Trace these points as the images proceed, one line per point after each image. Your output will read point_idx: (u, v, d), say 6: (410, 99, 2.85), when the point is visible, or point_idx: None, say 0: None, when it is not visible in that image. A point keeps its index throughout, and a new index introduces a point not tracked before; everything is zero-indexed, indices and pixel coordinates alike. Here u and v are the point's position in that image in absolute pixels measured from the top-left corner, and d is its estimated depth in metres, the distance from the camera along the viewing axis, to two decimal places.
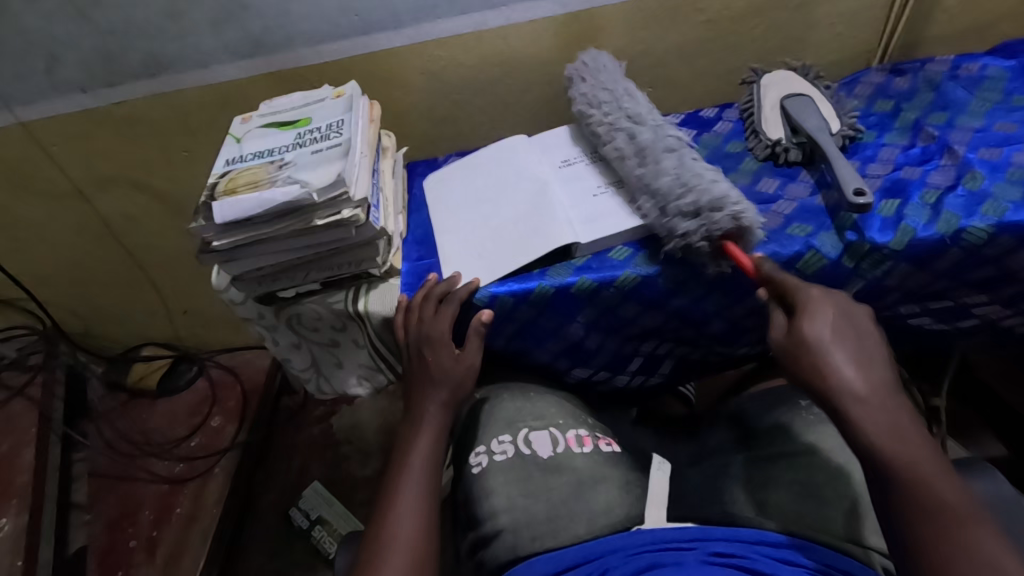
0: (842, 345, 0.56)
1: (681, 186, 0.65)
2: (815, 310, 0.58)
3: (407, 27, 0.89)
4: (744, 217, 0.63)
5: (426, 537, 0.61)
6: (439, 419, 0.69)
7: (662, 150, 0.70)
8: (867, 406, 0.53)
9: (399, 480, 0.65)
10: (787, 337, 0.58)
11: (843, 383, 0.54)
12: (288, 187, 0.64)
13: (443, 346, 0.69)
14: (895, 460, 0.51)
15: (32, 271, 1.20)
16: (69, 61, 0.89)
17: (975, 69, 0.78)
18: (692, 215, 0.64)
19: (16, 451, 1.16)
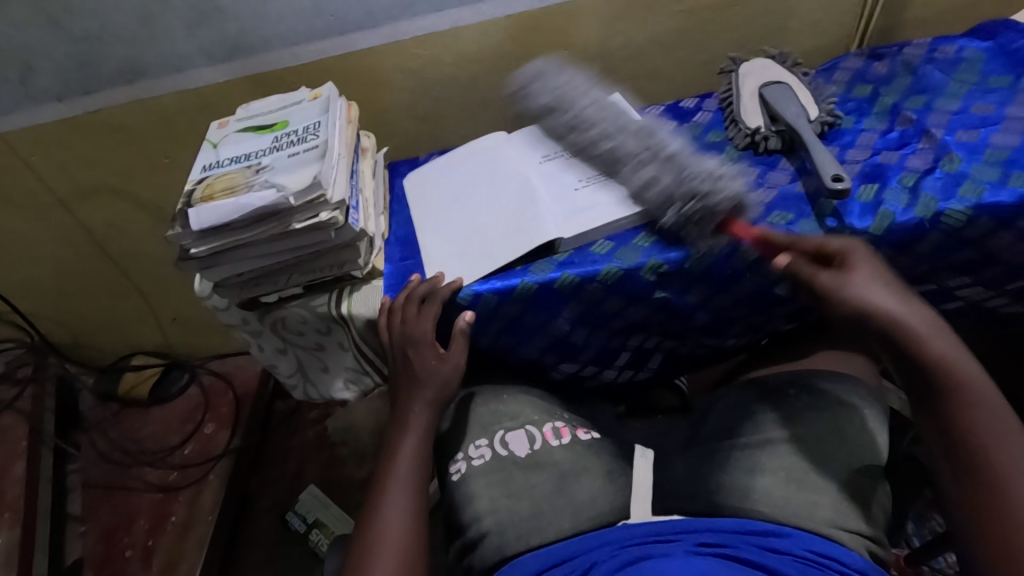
0: (884, 282, 0.59)
1: (684, 166, 0.68)
2: (858, 250, 0.61)
3: (384, 26, 0.88)
4: (736, 197, 0.65)
5: (415, 538, 0.61)
6: (424, 419, 0.69)
7: (653, 138, 0.73)
8: (928, 329, 0.57)
9: (387, 481, 0.65)
10: (851, 280, 0.59)
11: (906, 311, 0.58)
12: (264, 192, 0.63)
13: (426, 346, 0.69)
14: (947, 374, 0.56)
15: (16, 284, 1.19)
16: (44, 71, 0.88)
17: (952, 50, 0.78)
18: (705, 181, 0.65)
19: (7, 464, 1.16)
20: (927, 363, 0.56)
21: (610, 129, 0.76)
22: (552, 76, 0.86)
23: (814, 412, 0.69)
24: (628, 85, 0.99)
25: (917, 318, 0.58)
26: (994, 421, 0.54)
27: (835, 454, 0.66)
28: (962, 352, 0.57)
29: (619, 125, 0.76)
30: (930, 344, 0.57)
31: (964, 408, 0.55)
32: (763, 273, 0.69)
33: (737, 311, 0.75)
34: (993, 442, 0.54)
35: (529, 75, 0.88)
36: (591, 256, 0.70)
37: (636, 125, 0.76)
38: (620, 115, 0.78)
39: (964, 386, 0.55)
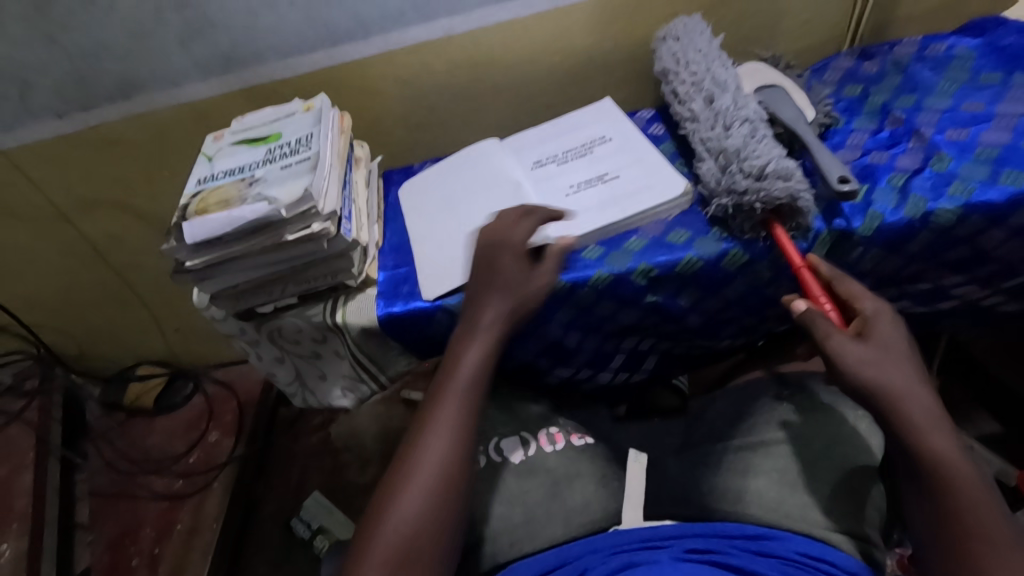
0: (894, 357, 0.55)
1: (752, 153, 0.66)
2: (882, 320, 0.57)
3: (376, 36, 0.89)
4: (799, 198, 0.63)
5: (456, 465, 0.57)
6: (495, 328, 0.62)
7: (739, 117, 0.71)
8: (930, 418, 0.53)
9: (439, 397, 0.60)
10: (863, 350, 0.55)
11: (913, 395, 0.53)
12: (256, 205, 0.64)
13: (515, 253, 0.64)
14: (942, 465, 0.51)
15: (21, 297, 1.21)
16: (43, 88, 0.90)
17: (943, 48, 0.78)
18: (756, 177, 0.64)
19: (15, 476, 1.17)
20: (920, 453, 0.52)
21: (703, 108, 0.75)
22: (698, 36, 0.82)
23: (807, 414, 0.70)
24: (619, 89, 1.00)
25: (921, 405, 0.53)
26: (989, 524, 0.49)
27: (828, 457, 0.66)
28: (961, 450, 0.52)
29: (716, 96, 0.74)
30: (928, 434, 0.52)
31: (953, 503, 0.50)
32: (753, 275, 0.70)
33: (730, 313, 0.75)
34: (979, 546, 0.48)
35: (675, 28, 0.84)
36: (582, 261, 0.70)
37: (726, 99, 0.73)
38: (719, 85, 0.76)
39: (958, 485, 0.51)
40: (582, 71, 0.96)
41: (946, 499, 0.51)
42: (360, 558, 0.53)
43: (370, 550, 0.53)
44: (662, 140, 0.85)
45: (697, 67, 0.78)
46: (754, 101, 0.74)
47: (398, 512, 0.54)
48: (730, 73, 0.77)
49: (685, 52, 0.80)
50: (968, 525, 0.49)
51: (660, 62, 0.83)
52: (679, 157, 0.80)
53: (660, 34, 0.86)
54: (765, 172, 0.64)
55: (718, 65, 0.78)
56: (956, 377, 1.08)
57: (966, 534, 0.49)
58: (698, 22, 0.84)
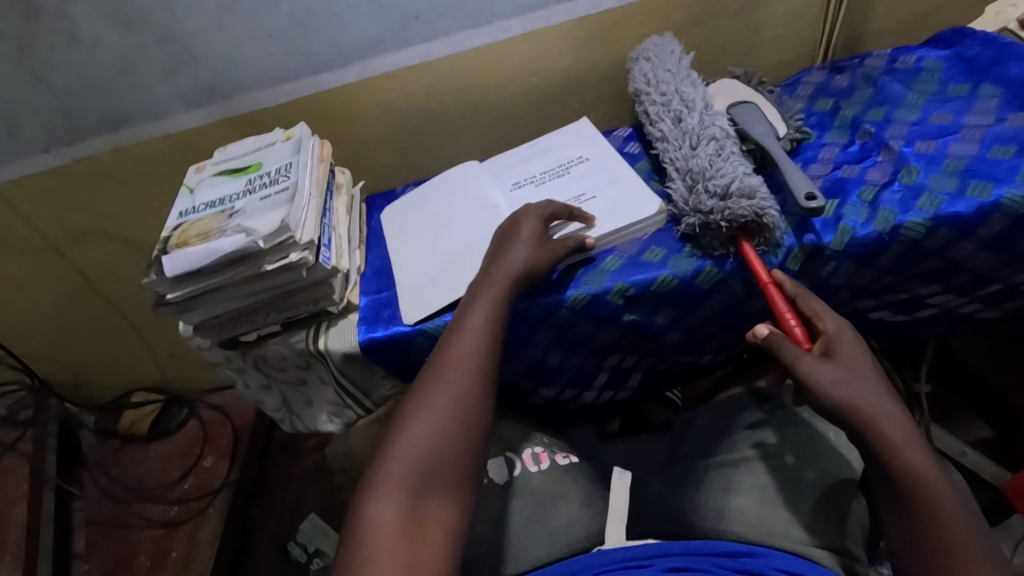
0: (862, 374, 0.55)
1: (717, 172, 0.68)
2: (847, 337, 0.58)
3: (355, 63, 0.91)
4: (765, 215, 0.64)
5: (470, 400, 0.56)
6: (512, 280, 0.64)
7: (706, 136, 0.72)
8: (906, 434, 0.52)
9: (452, 342, 0.60)
10: (833, 371, 0.55)
11: (885, 412, 0.53)
12: (234, 236, 0.65)
13: (528, 224, 0.67)
14: (919, 482, 0.51)
15: (14, 328, 1.22)
16: (29, 123, 0.91)
17: (911, 61, 0.79)
18: (721, 196, 0.66)
19: (8, 507, 1.17)
20: (897, 471, 0.52)
21: (672, 128, 0.76)
22: (669, 55, 0.83)
23: (788, 429, 0.71)
24: (598, 108, 1.01)
25: (894, 421, 0.53)
26: (965, 539, 0.49)
27: (806, 472, 0.67)
28: (936, 465, 0.52)
29: (685, 115, 0.76)
30: (905, 450, 0.52)
31: (931, 518, 0.50)
32: (728, 291, 0.70)
33: (709, 329, 0.76)
34: (957, 563, 0.48)
35: (649, 47, 0.85)
36: (559, 281, 0.70)
37: (693, 119, 0.75)
38: (687, 104, 0.77)
39: (935, 500, 0.50)
40: (560, 92, 0.98)
41: (926, 515, 0.50)
42: (372, 487, 0.51)
43: (382, 478, 0.52)
44: (638, 158, 0.86)
45: (667, 86, 0.80)
46: (721, 120, 0.75)
47: (410, 443, 0.53)
48: (699, 92, 0.78)
49: (655, 72, 0.82)
50: (945, 542, 0.49)
51: (633, 80, 0.84)
52: (654, 175, 0.82)
53: (633, 53, 0.87)
54: (729, 190, 0.65)
55: (687, 85, 0.79)
56: (944, 384, 1.08)
57: (944, 550, 0.49)
58: (671, 41, 0.85)
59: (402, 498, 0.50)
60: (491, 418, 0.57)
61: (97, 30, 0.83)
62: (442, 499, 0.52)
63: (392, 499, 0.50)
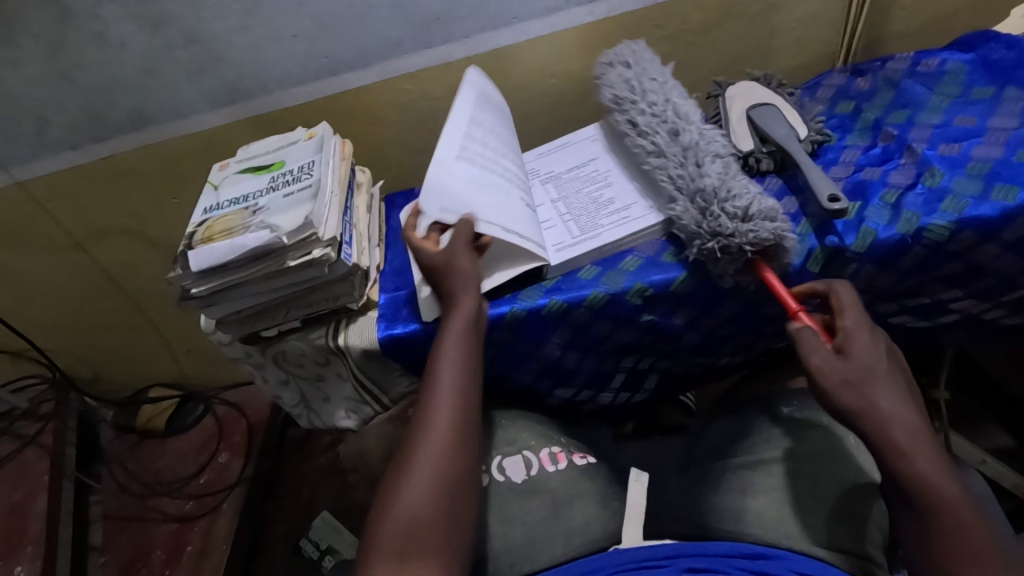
0: (877, 378, 0.55)
1: (728, 191, 0.65)
2: (864, 335, 0.58)
3: (376, 64, 0.92)
4: (785, 237, 0.63)
5: (450, 450, 0.57)
6: (465, 319, 0.64)
7: (709, 153, 0.70)
8: (914, 440, 0.52)
9: (432, 391, 0.61)
10: (845, 370, 0.56)
11: (896, 416, 0.53)
12: (259, 232, 0.66)
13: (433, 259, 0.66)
14: (929, 489, 0.51)
15: (36, 323, 1.24)
16: (58, 122, 0.93)
17: (935, 63, 0.78)
18: (743, 218, 0.63)
19: (29, 499, 1.19)
20: (902, 475, 0.52)
21: (669, 142, 0.72)
22: (650, 63, 0.81)
23: (804, 431, 0.70)
24: None
25: (904, 426, 0.53)
26: (976, 545, 0.49)
27: (826, 474, 0.66)
28: (946, 469, 0.51)
29: (682, 130, 0.72)
30: (912, 456, 0.52)
31: (943, 522, 0.50)
32: (745, 294, 0.70)
33: (727, 330, 0.75)
34: (963, 566, 0.48)
35: (623, 52, 0.83)
36: (578, 281, 0.71)
37: (693, 134, 0.72)
38: (682, 117, 0.74)
39: (942, 504, 0.50)
40: (578, 94, 0.98)
41: (933, 519, 0.50)
42: (368, 551, 0.52)
43: (375, 543, 0.52)
44: None
45: (656, 97, 0.76)
46: (714, 136, 0.73)
47: (406, 499, 0.54)
48: (690, 105, 0.76)
49: (641, 80, 0.78)
50: (952, 545, 0.49)
51: (610, 96, 0.80)
52: None
53: (606, 57, 0.83)
54: (748, 211, 0.63)
55: (679, 97, 0.77)
56: (963, 393, 1.06)
57: (950, 553, 0.49)
58: (642, 45, 0.84)
59: (397, 556, 0.51)
60: (471, 464, 0.58)
61: (125, 31, 0.85)
62: (434, 556, 0.52)
63: (393, 559, 0.51)
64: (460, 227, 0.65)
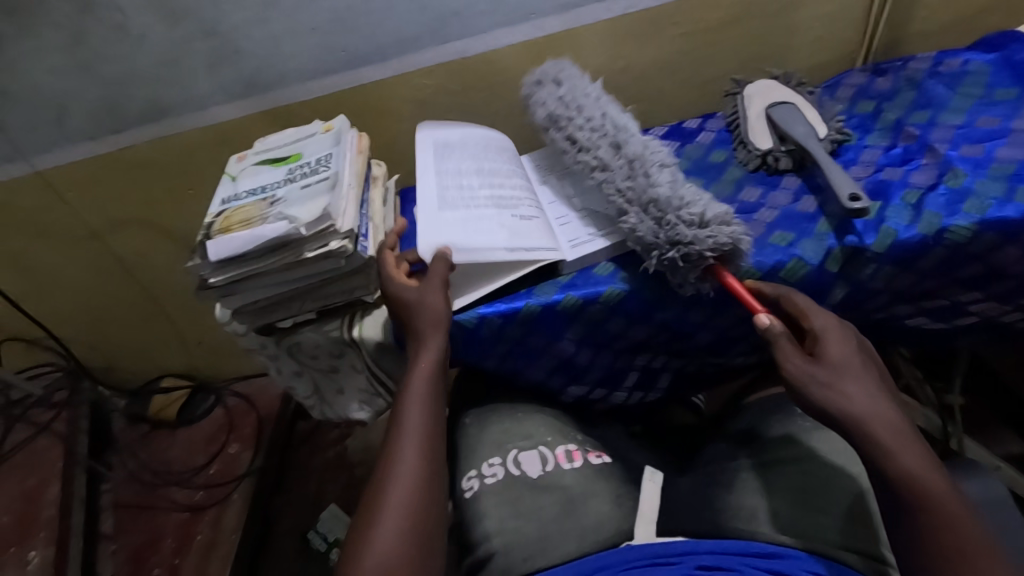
0: (854, 376, 0.55)
1: (680, 197, 0.64)
2: (835, 335, 0.58)
3: (393, 59, 0.92)
4: (742, 241, 0.63)
5: (422, 485, 0.57)
6: (434, 358, 0.65)
7: (655, 162, 0.69)
8: (898, 437, 0.52)
9: (399, 430, 0.61)
10: (822, 370, 0.56)
11: (876, 412, 0.53)
12: (277, 223, 0.66)
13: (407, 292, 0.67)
14: (922, 482, 0.50)
15: (52, 312, 1.25)
16: (78, 112, 0.94)
17: (957, 63, 0.78)
18: (699, 224, 0.63)
19: (42, 486, 1.20)
20: (891, 472, 0.51)
21: (612, 155, 0.71)
22: (578, 79, 0.80)
23: (821, 432, 0.70)
24: (631, 107, 1.01)
25: (886, 422, 0.53)
26: (971, 539, 0.48)
27: (842, 475, 0.65)
28: (931, 463, 0.51)
29: (623, 141, 0.71)
30: (899, 453, 0.51)
31: (937, 517, 0.49)
32: None
33: (742, 329, 0.75)
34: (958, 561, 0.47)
35: (549, 72, 0.82)
36: (593, 278, 0.71)
37: (637, 143, 0.71)
38: (623, 128, 0.73)
39: (931, 495, 0.50)
40: None
41: (923, 514, 0.49)
42: None
43: None
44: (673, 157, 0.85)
45: (592, 112, 0.75)
46: (656, 143, 0.72)
47: (377, 542, 0.53)
48: (625, 118, 0.75)
49: (574, 96, 0.77)
50: (947, 542, 0.48)
51: (545, 119, 0.79)
52: (690, 173, 0.81)
53: (533, 79, 0.83)
54: (704, 216, 0.63)
55: (615, 110, 0.76)
56: (976, 398, 1.06)
57: (945, 548, 0.48)
58: (566, 65, 0.83)
59: None
60: (441, 501, 0.58)
61: (146, 22, 0.86)
62: None
63: None
64: (437, 266, 0.66)
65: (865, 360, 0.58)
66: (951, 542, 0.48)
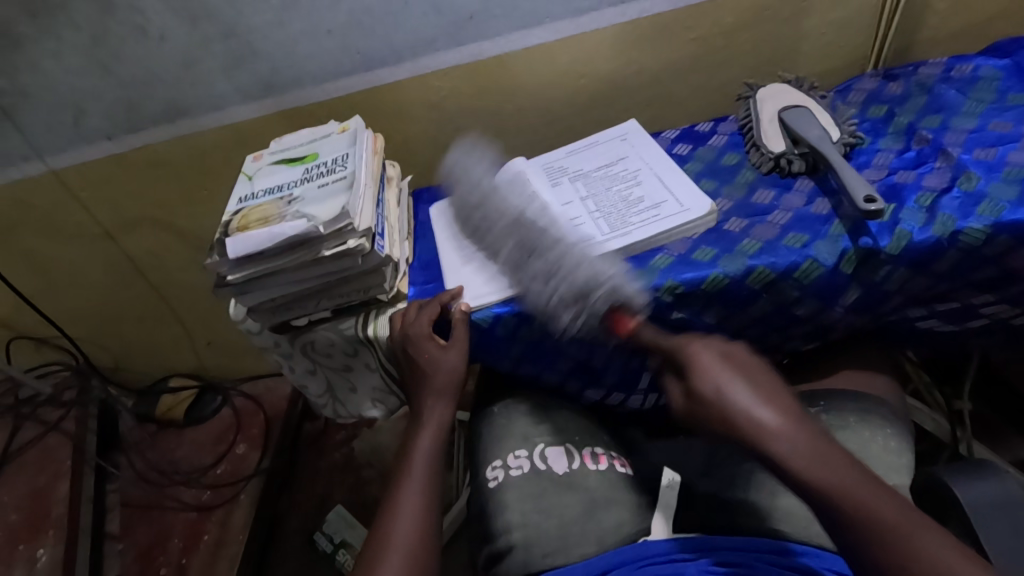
0: (736, 391, 0.52)
1: (547, 281, 0.67)
2: (708, 358, 0.55)
3: (407, 61, 0.93)
4: (615, 295, 0.65)
5: (428, 532, 0.58)
6: (440, 416, 0.68)
7: (526, 242, 0.71)
8: (788, 446, 0.49)
9: (402, 484, 0.62)
10: (706, 397, 0.53)
11: (762, 426, 0.50)
12: (296, 221, 0.67)
13: (425, 341, 0.70)
14: (822, 483, 0.47)
15: (63, 311, 1.26)
16: (95, 112, 0.95)
17: (968, 70, 0.79)
18: (569, 304, 0.66)
19: (52, 484, 1.20)
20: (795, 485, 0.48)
21: (497, 244, 0.75)
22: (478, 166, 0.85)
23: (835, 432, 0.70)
24: (642, 112, 1.02)
25: (773, 431, 0.50)
26: (890, 522, 0.44)
27: None
28: (825, 460, 0.48)
29: (501, 228, 0.74)
30: (793, 462, 0.48)
31: (851, 513, 0.46)
32: (779, 295, 0.69)
33: (757, 331, 0.75)
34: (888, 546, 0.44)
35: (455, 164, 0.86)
36: None
37: (509, 228, 0.73)
38: (502, 209, 0.76)
39: (854, 499, 0.46)
40: (607, 95, 0.99)
41: (837, 510, 0.46)
42: None
43: None
44: (686, 159, 0.86)
45: (480, 198, 0.78)
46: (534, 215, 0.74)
47: None
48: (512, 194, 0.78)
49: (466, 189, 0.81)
50: (867, 528, 0.45)
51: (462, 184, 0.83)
52: (704, 175, 0.81)
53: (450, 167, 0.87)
54: (568, 297, 0.66)
55: (501, 189, 0.79)
56: (985, 403, 1.06)
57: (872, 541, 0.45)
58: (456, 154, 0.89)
59: None
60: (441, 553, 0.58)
61: (165, 24, 0.87)
62: None
63: None
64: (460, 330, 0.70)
65: (758, 371, 0.54)
66: (875, 529, 0.45)
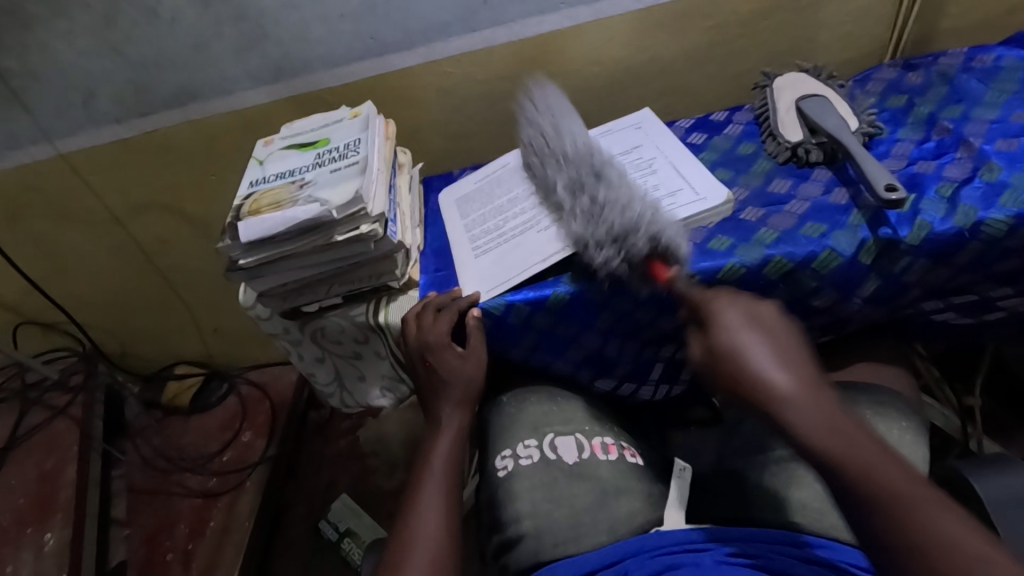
0: (753, 348, 0.52)
1: (596, 219, 0.66)
2: (730, 315, 0.55)
3: (420, 46, 0.92)
4: (663, 239, 0.64)
5: (449, 535, 0.58)
6: (457, 421, 0.68)
7: (590, 179, 0.70)
8: (801, 407, 0.48)
9: (421, 489, 0.62)
10: (719, 349, 0.53)
11: (775, 384, 0.49)
12: (309, 205, 0.66)
13: (443, 350, 0.68)
14: (837, 452, 0.45)
15: (71, 296, 1.26)
16: (104, 95, 0.94)
17: (990, 60, 0.78)
18: (611, 244, 0.65)
19: (60, 468, 1.20)
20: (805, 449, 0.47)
21: (560, 176, 0.73)
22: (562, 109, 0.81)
23: None
24: (655, 101, 1.01)
25: (785, 391, 0.49)
26: (909, 497, 0.43)
27: None
28: (840, 427, 0.46)
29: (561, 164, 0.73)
30: (809, 426, 0.47)
31: (865, 484, 0.44)
32: (796, 284, 0.68)
33: None
34: (901, 522, 0.42)
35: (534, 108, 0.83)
36: None
37: (570, 165, 0.72)
38: (575, 147, 0.74)
39: (871, 473, 0.44)
40: (621, 84, 0.98)
41: (849, 482, 0.45)
42: None
43: None
44: (701, 149, 0.85)
45: (539, 140, 0.77)
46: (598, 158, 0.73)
47: None
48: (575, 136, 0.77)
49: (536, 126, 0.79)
50: (886, 508, 0.43)
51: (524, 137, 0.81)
52: (719, 164, 0.80)
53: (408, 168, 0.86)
54: (615, 235, 0.64)
55: (572, 131, 0.78)
56: (997, 398, 1.05)
57: (886, 512, 0.43)
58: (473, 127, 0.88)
59: None
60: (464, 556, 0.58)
61: (176, 6, 0.86)
62: None
63: None
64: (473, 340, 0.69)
65: (783, 333, 0.53)
66: (890, 507, 0.43)
